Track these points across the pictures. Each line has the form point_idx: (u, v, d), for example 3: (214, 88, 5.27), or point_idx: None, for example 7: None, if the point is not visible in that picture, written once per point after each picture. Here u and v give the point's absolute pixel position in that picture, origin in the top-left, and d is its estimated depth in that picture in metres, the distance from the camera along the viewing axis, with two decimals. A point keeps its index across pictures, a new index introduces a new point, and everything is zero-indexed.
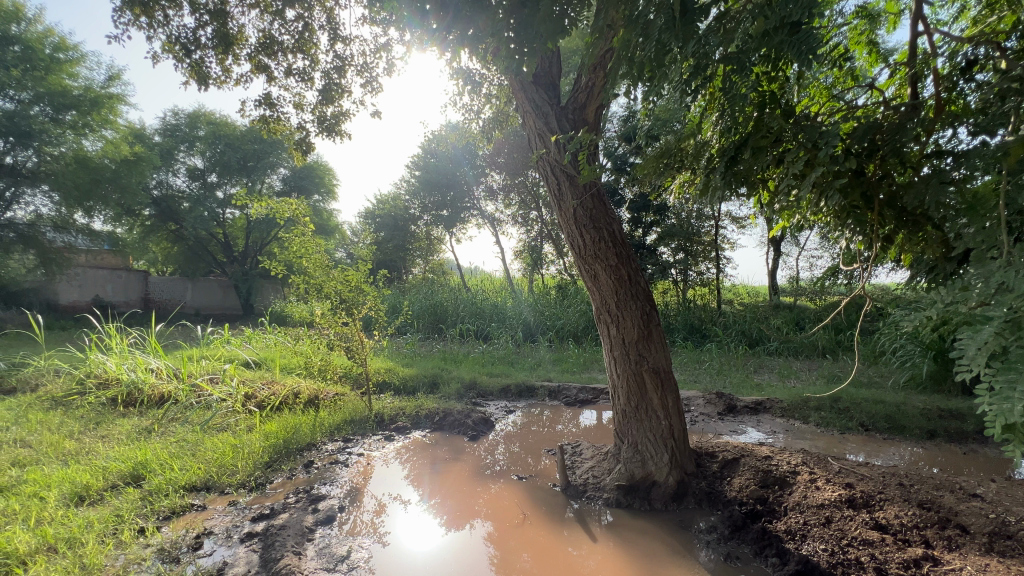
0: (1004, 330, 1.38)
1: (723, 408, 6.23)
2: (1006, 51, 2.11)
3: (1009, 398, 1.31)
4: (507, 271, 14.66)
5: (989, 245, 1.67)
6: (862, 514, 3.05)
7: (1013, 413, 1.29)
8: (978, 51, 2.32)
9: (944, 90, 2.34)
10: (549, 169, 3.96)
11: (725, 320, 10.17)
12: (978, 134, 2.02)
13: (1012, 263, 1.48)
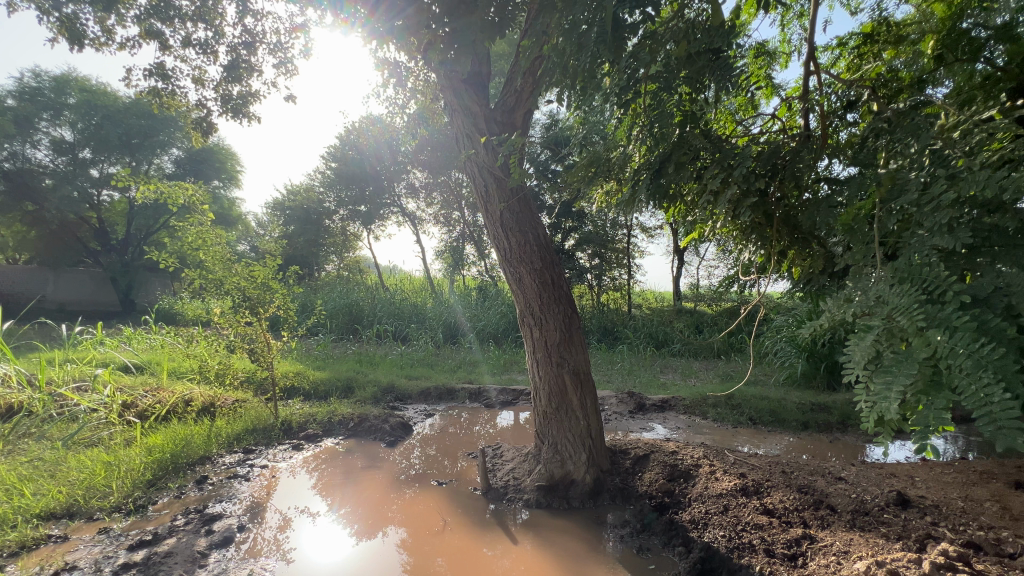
0: (881, 337, 1.59)
1: (633, 407, 6.63)
2: (873, 97, 2.48)
3: (885, 397, 1.49)
4: (427, 271, 14.37)
5: (866, 263, 1.93)
6: (753, 500, 3.38)
7: (887, 410, 1.46)
8: (852, 94, 2.69)
9: (827, 125, 2.67)
10: (475, 170, 3.93)
11: (635, 323, 10.83)
12: (853, 166, 2.33)
13: (882, 280, 1.72)
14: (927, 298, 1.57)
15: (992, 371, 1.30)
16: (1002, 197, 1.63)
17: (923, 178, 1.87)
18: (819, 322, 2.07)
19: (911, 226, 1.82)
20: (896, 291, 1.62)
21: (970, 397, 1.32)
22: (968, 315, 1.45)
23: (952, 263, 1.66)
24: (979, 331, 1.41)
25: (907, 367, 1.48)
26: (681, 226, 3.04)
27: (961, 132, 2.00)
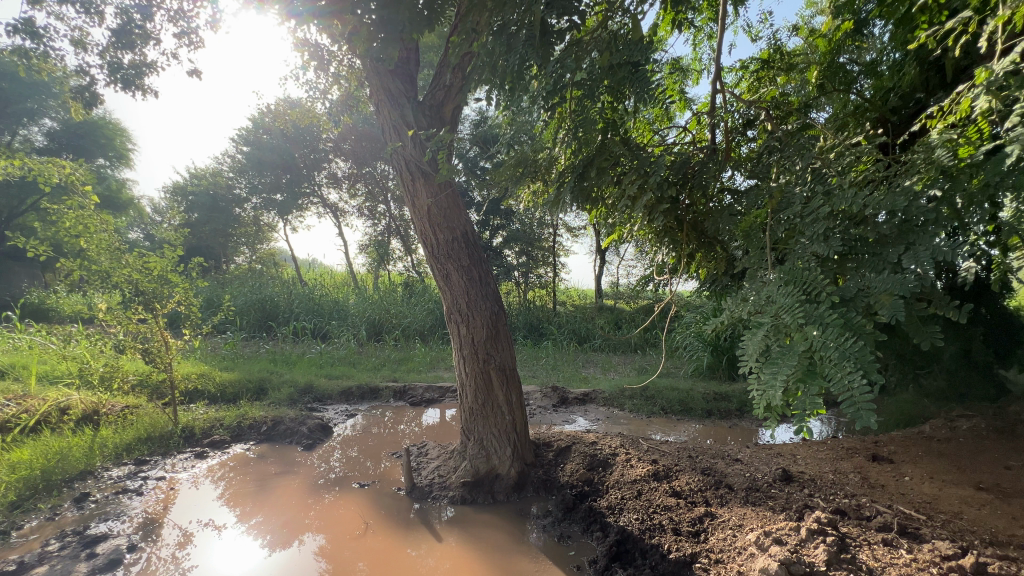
0: (770, 333, 1.80)
1: (556, 401, 6.85)
2: (768, 117, 2.77)
3: (772, 385, 1.68)
4: (350, 266, 13.78)
5: (759, 267, 2.17)
6: (663, 484, 3.65)
7: (773, 397, 1.66)
8: (751, 113, 2.98)
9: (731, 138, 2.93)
10: (402, 164, 3.84)
11: (559, 320, 11.19)
12: (751, 178, 2.59)
13: (771, 283, 1.94)
14: (806, 298, 1.79)
15: (853, 361, 1.51)
16: (865, 211, 1.90)
17: (805, 193, 2.13)
18: (721, 319, 2.28)
19: (796, 235, 2.06)
20: (782, 292, 1.84)
21: (838, 383, 1.52)
22: (837, 313, 1.68)
23: (827, 268, 1.91)
24: (844, 327, 1.64)
25: (788, 359, 1.69)
26: (603, 228, 3.19)
27: (836, 153, 2.30)
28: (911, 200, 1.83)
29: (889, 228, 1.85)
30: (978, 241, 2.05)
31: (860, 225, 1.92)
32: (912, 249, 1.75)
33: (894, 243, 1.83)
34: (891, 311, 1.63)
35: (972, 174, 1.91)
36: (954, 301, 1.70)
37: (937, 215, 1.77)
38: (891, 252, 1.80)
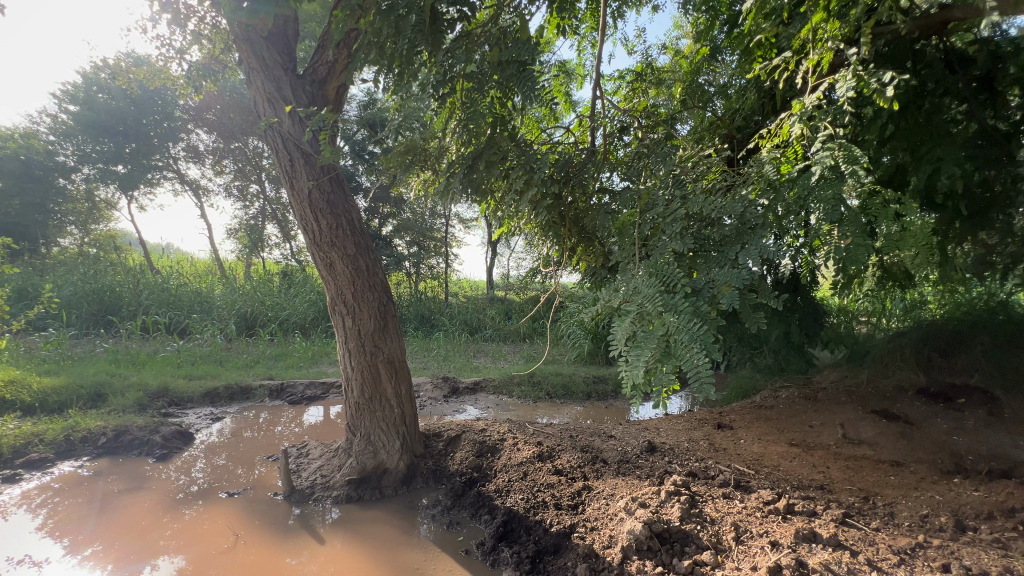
0: (637, 320, 2.02)
1: (447, 391, 6.89)
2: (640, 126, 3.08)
3: (636, 365, 1.89)
4: (215, 252, 12.24)
5: (629, 261, 2.41)
6: (546, 463, 3.87)
7: (637, 376, 1.87)
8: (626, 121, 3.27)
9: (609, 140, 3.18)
10: (278, 141, 3.51)
11: (451, 311, 11.21)
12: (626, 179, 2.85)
13: (638, 275, 2.18)
14: (665, 289, 2.04)
15: (699, 343, 1.76)
16: (713, 214, 2.21)
17: (667, 196, 2.41)
18: (597, 308, 2.49)
19: (659, 233, 2.33)
20: (646, 284, 2.07)
21: (688, 362, 1.76)
22: (689, 302, 1.93)
23: (683, 263, 2.19)
24: (694, 314, 1.90)
25: (649, 342, 1.91)
26: (493, 220, 3.27)
27: (692, 163, 2.64)
28: (747, 206, 2.17)
29: (730, 230, 2.18)
30: (792, 244, 2.50)
31: (709, 226, 2.23)
32: (746, 248, 2.08)
33: (733, 241, 2.16)
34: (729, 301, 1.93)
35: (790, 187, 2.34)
36: (775, 292, 2.06)
37: (764, 219, 2.12)
38: (730, 250, 2.11)
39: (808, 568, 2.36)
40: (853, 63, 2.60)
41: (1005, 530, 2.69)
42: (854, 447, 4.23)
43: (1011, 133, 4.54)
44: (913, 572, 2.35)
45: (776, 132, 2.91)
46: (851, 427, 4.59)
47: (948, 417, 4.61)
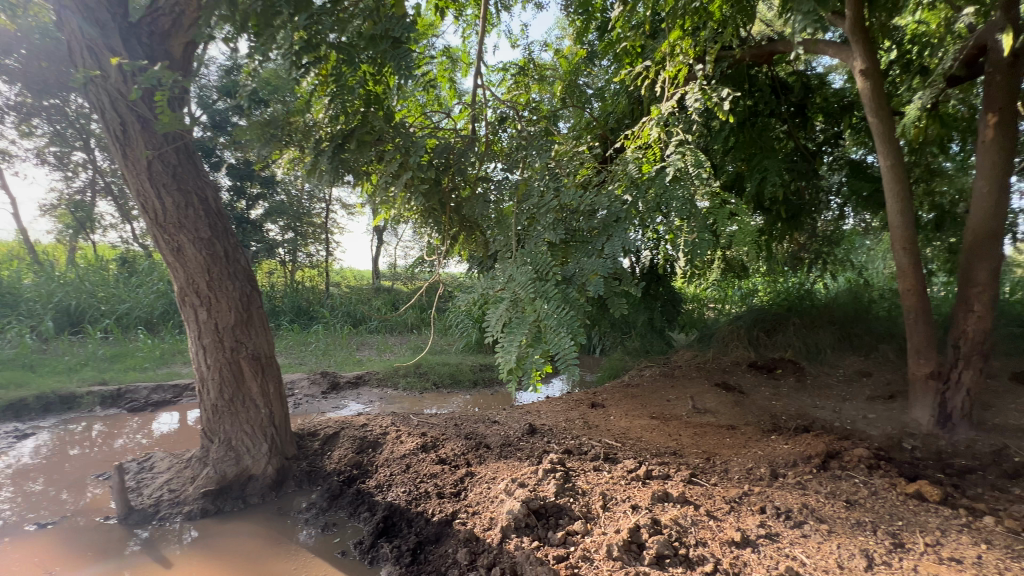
0: (511, 308, 2.11)
1: (326, 387, 6.51)
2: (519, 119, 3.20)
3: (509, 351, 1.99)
4: (23, 232, 9.95)
5: (507, 251, 2.48)
6: (430, 454, 3.84)
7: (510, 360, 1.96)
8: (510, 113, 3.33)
9: (491, 131, 3.24)
10: (103, 99, 2.94)
11: (332, 302, 10.56)
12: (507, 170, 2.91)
13: (514, 264, 2.26)
14: (538, 277, 2.15)
15: (567, 328, 1.90)
16: (586, 207, 2.38)
17: (541, 188, 2.52)
18: (475, 294, 2.55)
19: (534, 223, 2.43)
20: (521, 272, 2.16)
21: (557, 346, 1.89)
22: (558, 289, 2.07)
23: (556, 252, 2.32)
24: (562, 299, 2.03)
25: (520, 328, 2.02)
26: (372, 206, 3.12)
27: (567, 158, 2.80)
28: (613, 202, 2.36)
29: (599, 222, 2.36)
30: (652, 238, 2.78)
31: (580, 220, 2.39)
32: (612, 239, 2.27)
33: (600, 234, 2.33)
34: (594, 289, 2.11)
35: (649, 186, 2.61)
36: (637, 280, 2.24)
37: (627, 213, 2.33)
38: (598, 242, 2.29)
39: (661, 524, 2.67)
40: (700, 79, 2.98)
41: (804, 473, 3.33)
42: (701, 416, 4.88)
43: (814, 152, 5.58)
44: (740, 517, 2.78)
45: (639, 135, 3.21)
46: (699, 399, 5.30)
47: (770, 386, 5.55)
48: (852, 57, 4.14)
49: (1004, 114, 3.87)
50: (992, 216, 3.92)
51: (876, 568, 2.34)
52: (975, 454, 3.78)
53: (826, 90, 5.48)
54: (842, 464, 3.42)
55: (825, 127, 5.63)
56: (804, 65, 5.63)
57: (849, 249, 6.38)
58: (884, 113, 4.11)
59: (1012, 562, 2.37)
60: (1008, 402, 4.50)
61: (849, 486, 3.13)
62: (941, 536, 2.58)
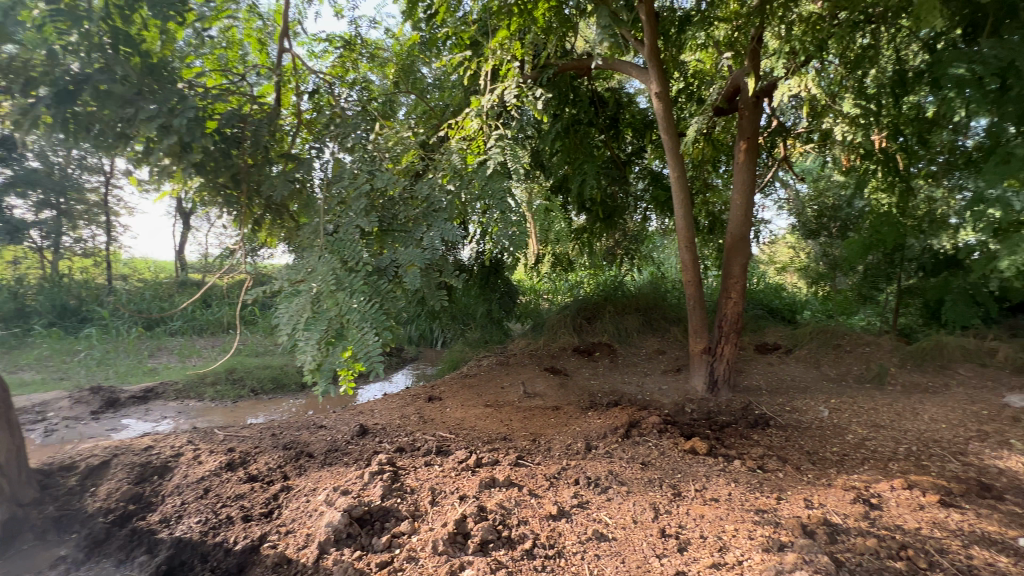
0: (314, 303, 2.36)
1: (100, 406, 5.37)
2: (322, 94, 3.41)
3: (309, 348, 2.27)
4: None
5: (314, 236, 2.62)
6: (237, 472, 3.35)
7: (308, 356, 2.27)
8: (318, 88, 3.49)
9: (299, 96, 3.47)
10: None
11: (116, 300, 8.63)
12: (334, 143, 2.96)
13: (321, 251, 2.46)
14: (346, 267, 2.39)
15: (370, 324, 2.21)
16: (416, 193, 2.75)
17: (355, 170, 2.70)
18: (271, 287, 2.66)
19: (345, 208, 2.57)
20: (327, 261, 2.38)
21: (360, 342, 2.19)
22: (370, 281, 2.38)
23: (368, 240, 2.56)
24: (373, 292, 2.35)
25: (320, 324, 2.29)
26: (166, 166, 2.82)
27: (389, 146, 3.03)
28: (431, 199, 2.72)
29: (417, 215, 2.68)
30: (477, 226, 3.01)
31: (395, 208, 2.70)
32: (431, 228, 2.59)
33: (412, 227, 2.66)
34: (410, 279, 2.37)
35: (473, 180, 2.90)
36: (453, 271, 2.58)
37: (449, 206, 2.69)
38: (415, 232, 2.60)
39: (487, 511, 2.74)
40: (516, 79, 3.44)
41: (611, 443, 3.79)
42: (530, 400, 5.23)
43: (625, 161, 6.37)
44: (557, 491, 3.02)
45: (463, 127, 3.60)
46: (530, 384, 5.68)
47: (589, 368, 6.23)
48: (649, 81, 4.80)
49: (750, 143, 4.92)
50: (742, 223, 4.98)
51: (660, 517, 2.75)
52: (731, 410, 4.77)
53: (632, 108, 6.35)
54: (640, 431, 3.98)
55: (633, 140, 6.47)
56: (616, 84, 6.40)
57: (650, 247, 7.50)
58: (672, 132, 4.87)
59: (750, 494, 3.02)
60: (753, 368, 5.81)
61: (645, 450, 3.65)
62: (706, 481, 3.17)
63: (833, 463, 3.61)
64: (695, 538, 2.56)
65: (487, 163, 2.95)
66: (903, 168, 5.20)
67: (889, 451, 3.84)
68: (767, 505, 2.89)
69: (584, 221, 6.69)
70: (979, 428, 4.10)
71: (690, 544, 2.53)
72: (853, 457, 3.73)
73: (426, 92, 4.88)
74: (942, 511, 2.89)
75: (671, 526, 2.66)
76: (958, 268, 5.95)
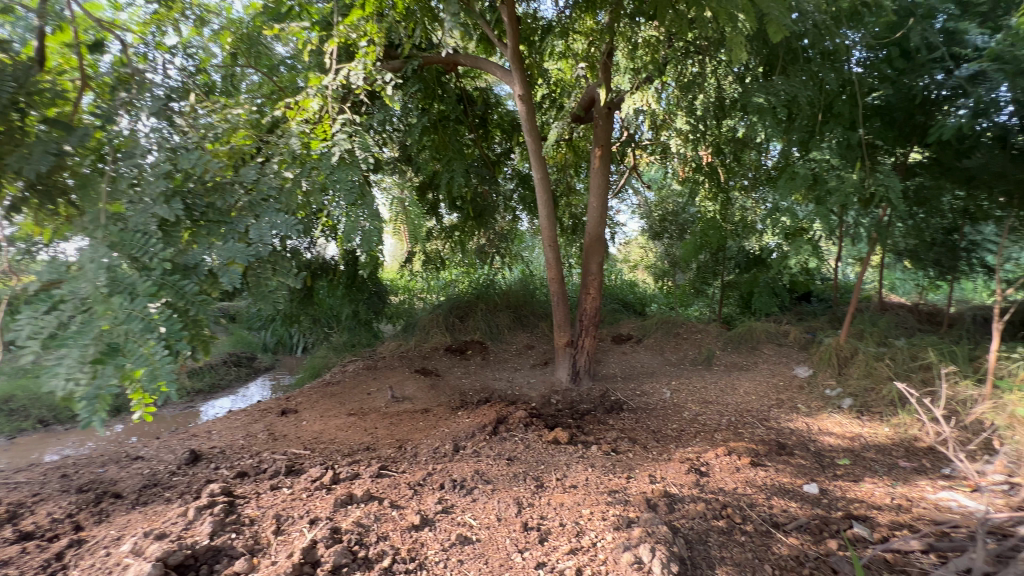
0: (79, 313, 2.08)
1: None
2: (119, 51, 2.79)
3: (64, 365, 2.00)
4: None
5: (90, 222, 2.31)
6: (3, 530, 2.60)
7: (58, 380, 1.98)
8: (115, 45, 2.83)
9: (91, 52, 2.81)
10: None
11: None
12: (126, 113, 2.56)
13: (98, 241, 2.24)
14: (137, 265, 2.27)
15: (155, 335, 2.12)
16: (240, 178, 2.75)
17: (151, 143, 2.49)
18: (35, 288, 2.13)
19: (139, 192, 2.39)
20: (110, 253, 2.20)
21: (141, 357, 2.09)
22: (167, 281, 2.30)
23: (170, 233, 2.44)
24: (169, 298, 2.28)
25: (84, 338, 2.04)
26: None
27: (211, 124, 2.86)
28: (256, 187, 2.79)
29: (241, 203, 2.71)
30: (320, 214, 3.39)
31: (206, 198, 2.62)
32: (260, 219, 2.68)
33: (228, 220, 2.65)
34: (229, 277, 2.51)
35: (319, 177, 3.22)
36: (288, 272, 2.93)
37: (280, 192, 2.87)
38: (238, 224, 2.64)
39: (341, 532, 2.50)
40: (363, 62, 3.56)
41: (479, 441, 3.78)
42: (398, 404, 5.00)
43: (494, 161, 6.46)
44: (421, 499, 2.89)
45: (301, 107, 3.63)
46: (398, 388, 5.44)
47: (460, 367, 6.20)
48: (513, 83, 4.87)
49: (604, 151, 5.30)
50: (598, 224, 5.36)
51: (523, 510, 2.79)
52: (591, 398, 5.12)
53: (500, 110, 6.45)
54: (507, 427, 4.04)
55: (502, 141, 6.58)
56: (484, 84, 6.44)
57: (521, 245, 7.71)
58: (535, 135, 5.03)
59: (604, 477, 3.23)
60: (610, 358, 6.32)
61: (511, 445, 3.71)
62: (566, 469, 3.32)
63: (673, 439, 4.06)
64: (555, 527, 2.64)
65: (333, 149, 3.29)
66: (724, 181, 6.10)
67: (715, 422, 4.46)
68: (619, 485, 3.13)
69: (456, 219, 6.61)
70: (777, 397, 4.99)
71: (551, 533, 2.60)
72: (688, 431, 4.25)
73: (277, 72, 4.40)
74: (753, 470, 3.42)
75: (533, 518, 2.71)
76: (763, 265, 7.18)
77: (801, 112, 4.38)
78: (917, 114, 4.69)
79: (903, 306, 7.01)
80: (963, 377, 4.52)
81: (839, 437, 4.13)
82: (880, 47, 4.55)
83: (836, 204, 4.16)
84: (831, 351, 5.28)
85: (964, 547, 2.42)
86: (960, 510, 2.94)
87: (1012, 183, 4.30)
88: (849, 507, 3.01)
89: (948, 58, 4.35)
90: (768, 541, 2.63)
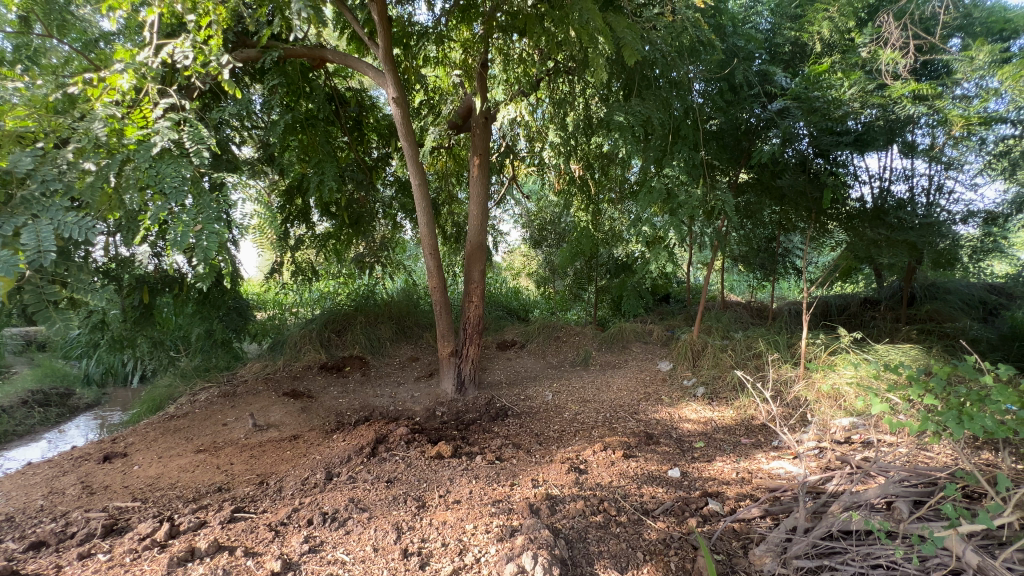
0: None
1: None
2: None
3: None
4: None
5: None
6: None
7: None
8: None
9: None
10: None
11: None
12: None
13: None
14: None
15: None
16: (10, 168, 2.33)
17: None
18: None
19: None
20: None
21: None
22: None
23: None
24: None
25: None
26: None
27: None
28: (27, 188, 2.38)
29: (13, 201, 2.32)
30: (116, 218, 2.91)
31: None
32: (39, 219, 2.29)
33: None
34: None
35: (131, 179, 2.76)
36: (93, 289, 2.51)
37: (65, 185, 2.49)
38: (5, 228, 2.21)
39: None
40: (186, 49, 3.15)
41: (355, 466, 3.49)
42: (261, 433, 4.43)
43: (371, 166, 6.12)
44: (284, 541, 2.55)
45: (106, 85, 3.07)
46: (261, 415, 4.82)
47: (337, 386, 5.73)
48: (386, 85, 4.61)
49: (482, 159, 5.32)
50: (480, 231, 5.36)
51: (403, 536, 2.61)
52: (476, 406, 5.06)
53: (376, 113, 6.16)
54: (387, 447, 3.80)
55: (378, 145, 6.27)
56: (359, 85, 6.14)
57: (402, 254, 7.40)
58: (412, 140, 4.85)
59: (488, 487, 3.18)
60: (496, 365, 6.36)
61: (391, 466, 3.48)
62: (449, 485, 3.20)
63: (554, 440, 4.18)
64: (437, 548, 2.51)
65: (154, 139, 2.79)
66: (593, 195, 6.55)
67: (592, 420, 4.71)
68: (503, 493, 3.10)
69: (329, 227, 6.14)
70: (645, 391, 5.46)
71: (433, 555, 2.46)
72: (568, 431, 4.42)
73: (95, 48, 3.68)
74: (626, 462, 3.65)
75: (414, 543, 2.54)
76: (629, 271, 7.86)
77: (655, 132, 4.85)
78: (743, 141, 5.47)
79: (739, 304, 8.18)
80: (784, 361, 5.37)
81: (695, 423, 4.62)
82: (714, 82, 5.24)
83: (685, 215, 4.68)
84: (687, 346, 5.93)
85: (791, 508, 2.82)
86: (787, 475, 3.45)
87: (811, 201, 5.25)
88: (705, 486, 3.34)
89: (763, 94, 5.20)
90: (639, 528, 2.80)
